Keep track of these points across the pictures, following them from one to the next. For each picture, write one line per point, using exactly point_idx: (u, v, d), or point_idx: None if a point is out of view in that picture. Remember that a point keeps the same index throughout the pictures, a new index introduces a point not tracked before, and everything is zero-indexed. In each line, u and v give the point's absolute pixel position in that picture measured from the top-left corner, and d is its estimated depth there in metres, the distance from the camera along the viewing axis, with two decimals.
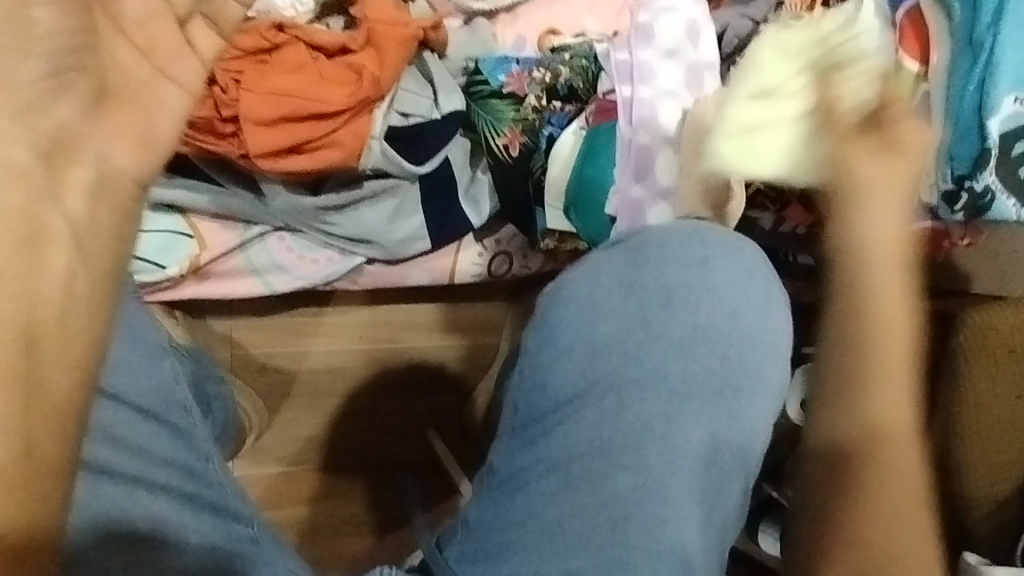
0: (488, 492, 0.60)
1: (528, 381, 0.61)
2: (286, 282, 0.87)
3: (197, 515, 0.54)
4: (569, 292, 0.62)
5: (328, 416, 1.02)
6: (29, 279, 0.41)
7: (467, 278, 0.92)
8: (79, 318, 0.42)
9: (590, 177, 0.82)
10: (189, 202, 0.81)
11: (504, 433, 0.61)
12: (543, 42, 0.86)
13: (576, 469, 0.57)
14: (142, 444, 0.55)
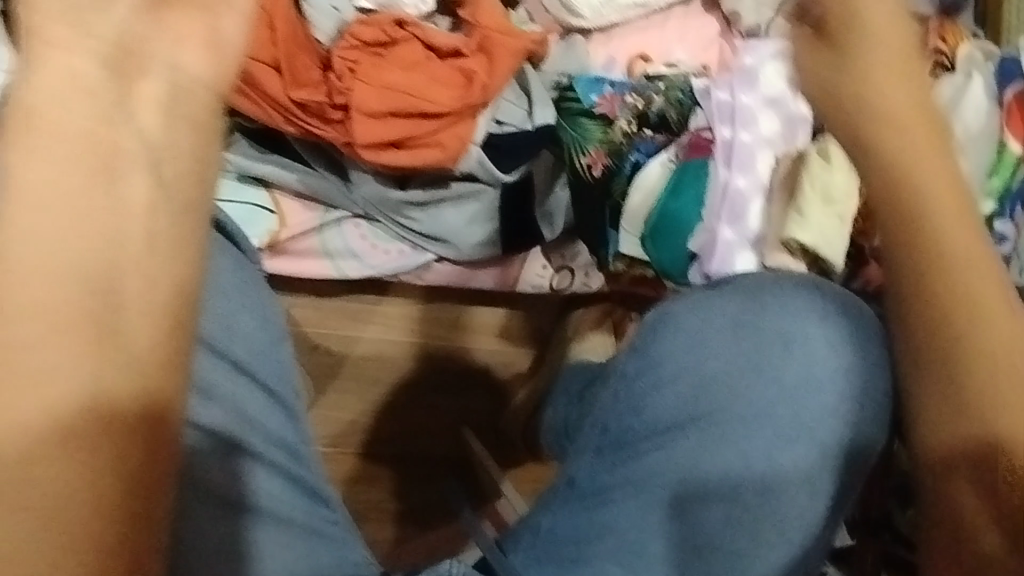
0: (567, 502, 0.65)
1: (626, 403, 0.66)
2: (357, 270, 0.88)
3: (291, 491, 0.56)
4: (676, 321, 0.67)
5: (371, 402, 1.04)
6: (112, 210, 0.37)
7: (529, 288, 0.93)
8: (138, 248, 0.37)
9: (673, 211, 0.82)
10: (277, 178, 0.82)
11: (588, 448, 0.67)
12: (635, 66, 0.87)
13: (660, 491, 0.63)
14: (257, 412, 0.57)
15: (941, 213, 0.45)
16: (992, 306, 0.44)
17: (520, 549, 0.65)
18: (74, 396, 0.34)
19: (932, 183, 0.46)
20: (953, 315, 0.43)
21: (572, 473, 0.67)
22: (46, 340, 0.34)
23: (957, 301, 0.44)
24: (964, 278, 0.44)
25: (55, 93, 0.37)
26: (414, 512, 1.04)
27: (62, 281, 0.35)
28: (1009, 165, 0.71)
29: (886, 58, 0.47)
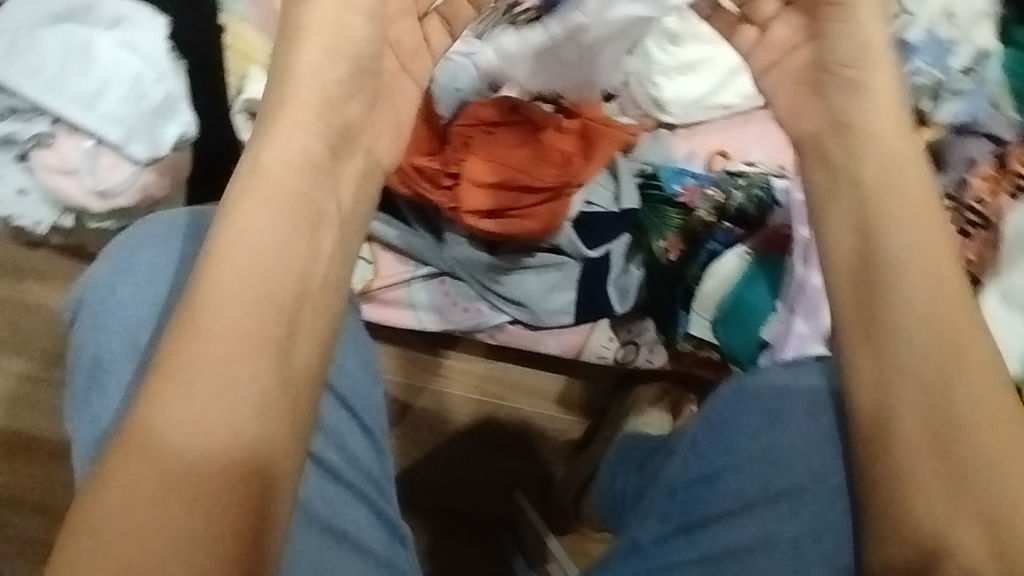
0: (626, 561, 0.70)
1: (699, 472, 0.70)
2: (436, 322, 0.94)
3: (376, 526, 0.54)
4: (752, 393, 0.71)
5: (428, 450, 1.08)
6: (307, 263, 0.49)
7: (592, 358, 0.96)
8: (314, 294, 0.49)
9: (746, 299, 0.86)
10: (379, 233, 0.90)
11: (654, 513, 0.71)
12: (714, 161, 0.92)
13: (729, 562, 0.67)
14: (355, 447, 0.55)
15: (911, 282, 0.53)
16: (960, 373, 0.52)
17: None
18: (258, 384, 0.45)
19: (925, 246, 0.54)
20: (927, 388, 0.52)
21: (639, 537, 0.71)
22: (242, 345, 0.46)
23: (909, 362, 0.53)
24: (904, 335, 0.53)
25: (283, 163, 0.50)
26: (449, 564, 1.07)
27: (263, 300, 0.47)
28: None
29: (907, 179, 0.56)
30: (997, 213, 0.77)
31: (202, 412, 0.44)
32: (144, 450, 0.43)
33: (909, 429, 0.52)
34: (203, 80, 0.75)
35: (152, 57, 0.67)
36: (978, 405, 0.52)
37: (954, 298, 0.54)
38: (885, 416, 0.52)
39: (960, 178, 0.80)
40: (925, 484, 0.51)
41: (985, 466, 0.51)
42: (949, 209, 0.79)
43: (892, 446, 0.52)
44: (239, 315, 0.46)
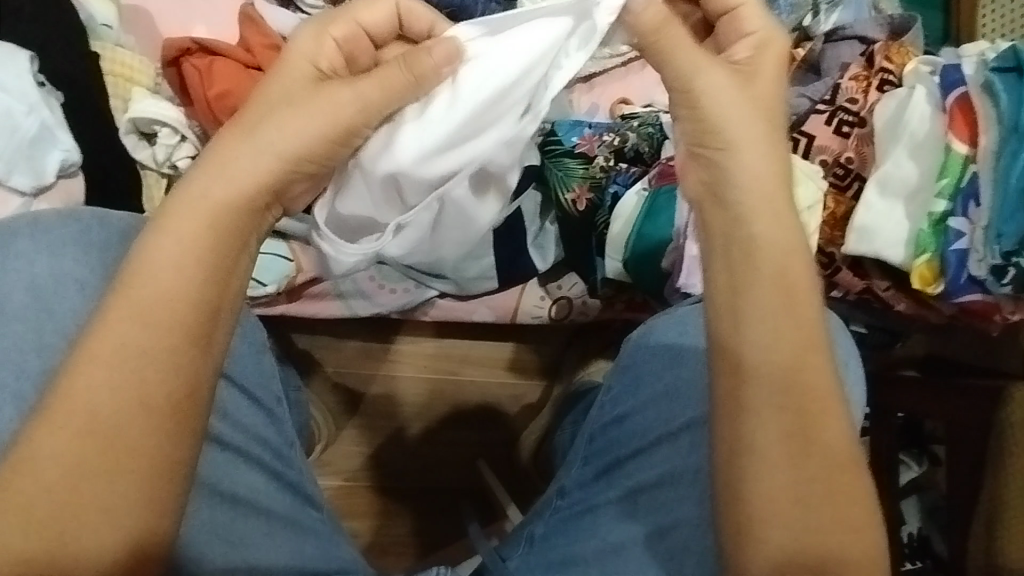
0: (555, 513, 0.67)
1: (609, 415, 0.68)
2: (366, 307, 0.96)
3: (280, 491, 0.62)
4: (656, 333, 0.68)
5: (386, 436, 1.08)
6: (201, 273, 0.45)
7: (528, 319, 0.99)
8: (195, 304, 0.45)
9: (649, 234, 0.87)
10: (293, 229, 0.91)
11: (577, 459, 0.69)
12: (615, 109, 0.96)
13: (643, 498, 0.63)
14: (254, 425, 0.62)
15: (764, 292, 0.49)
16: (809, 363, 0.48)
17: (516, 556, 0.67)
18: (168, 370, 0.44)
19: (778, 259, 0.49)
20: (786, 395, 0.47)
21: (562, 483, 0.68)
22: (134, 335, 0.44)
23: (764, 368, 0.48)
24: (762, 330, 0.48)
25: (232, 167, 0.49)
26: (427, 541, 1.08)
27: (186, 295, 0.45)
28: (956, 168, 0.73)
29: (760, 167, 0.51)
30: (868, 109, 0.79)
31: (126, 395, 0.43)
32: (64, 429, 0.42)
33: (759, 394, 0.47)
34: (78, 99, 0.76)
35: (18, 89, 0.71)
36: (825, 417, 0.48)
37: (795, 274, 0.49)
38: (754, 375, 0.48)
39: (834, 83, 0.81)
40: (776, 496, 0.46)
41: (819, 492, 0.47)
42: (824, 113, 0.80)
43: (751, 447, 0.47)
44: (156, 304, 0.44)
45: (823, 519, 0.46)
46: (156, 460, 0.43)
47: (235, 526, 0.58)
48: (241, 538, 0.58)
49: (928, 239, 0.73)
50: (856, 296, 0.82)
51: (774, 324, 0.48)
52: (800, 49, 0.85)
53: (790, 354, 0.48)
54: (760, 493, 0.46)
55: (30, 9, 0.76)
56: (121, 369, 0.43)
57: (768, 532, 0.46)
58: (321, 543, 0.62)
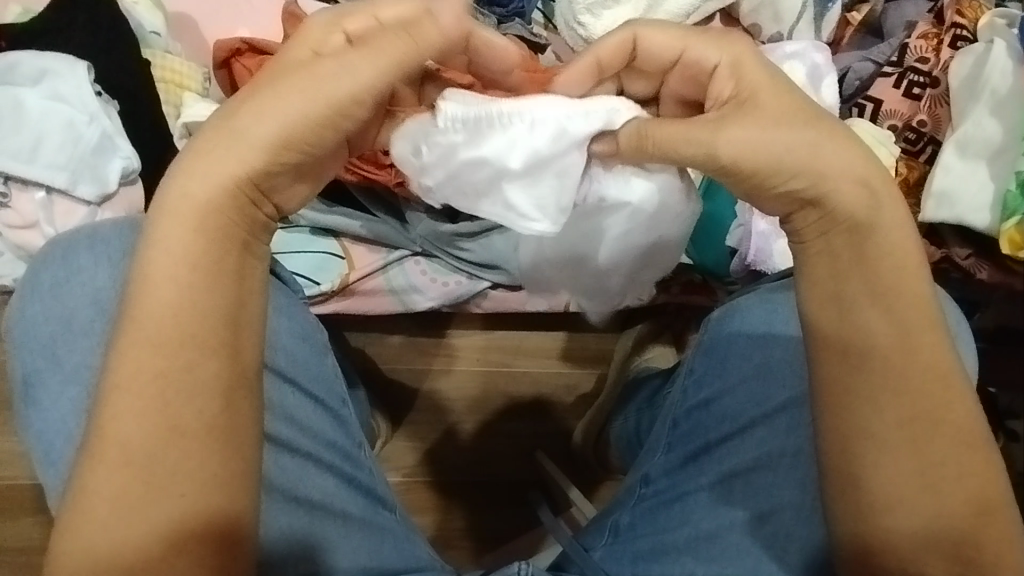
0: (640, 500, 0.66)
1: (693, 399, 0.66)
2: (420, 302, 0.95)
3: (353, 492, 0.61)
4: (741, 315, 0.66)
5: (443, 431, 1.07)
6: (211, 291, 0.46)
7: (582, 307, 0.96)
8: (207, 312, 0.46)
9: (712, 213, 0.84)
10: (345, 227, 0.91)
11: (659, 445, 0.67)
12: None
13: (738, 483, 0.62)
14: (321, 427, 0.61)
15: (871, 280, 0.47)
16: (912, 333, 0.47)
17: (601, 546, 0.65)
18: (200, 386, 0.45)
19: (885, 243, 0.47)
20: (888, 380, 0.47)
21: (646, 470, 0.67)
22: (155, 356, 0.45)
23: (876, 348, 0.47)
24: (870, 311, 0.47)
25: (216, 173, 0.46)
26: (486, 537, 1.06)
27: (194, 310, 0.46)
28: None
29: (853, 161, 0.47)
30: (941, 69, 0.76)
31: (156, 418, 0.44)
32: (107, 460, 0.44)
33: (883, 364, 0.47)
34: (133, 109, 0.77)
35: (79, 101, 0.73)
36: (939, 392, 0.47)
37: (898, 245, 0.47)
38: (858, 342, 0.47)
39: (900, 44, 0.77)
40: (898, 476, 0.46)
41: (942, 478, 0.46)
42: (892, 76, 0.77)
43: (865, 438, 0.47)
44: (173, 322, 0.45)
45: (957, 495, 0.46)
46: (214, 469, 0.45)
47: (327, 527, 0.58)
48: (321, 541, 0.57)
49: (1017, 200, 0.69)
50: (932, 268, 0.77)
51: (875, 307, 0.47)
52: (858, 13, 0.81)
53: (908, 318, 0.47)
54: (873, 478, 0.47)
55: (83, 23, 0.77)
56: (147, 396, 0.44)
57: (890, 519, 0.47)
58: (397, 544, 0.62)
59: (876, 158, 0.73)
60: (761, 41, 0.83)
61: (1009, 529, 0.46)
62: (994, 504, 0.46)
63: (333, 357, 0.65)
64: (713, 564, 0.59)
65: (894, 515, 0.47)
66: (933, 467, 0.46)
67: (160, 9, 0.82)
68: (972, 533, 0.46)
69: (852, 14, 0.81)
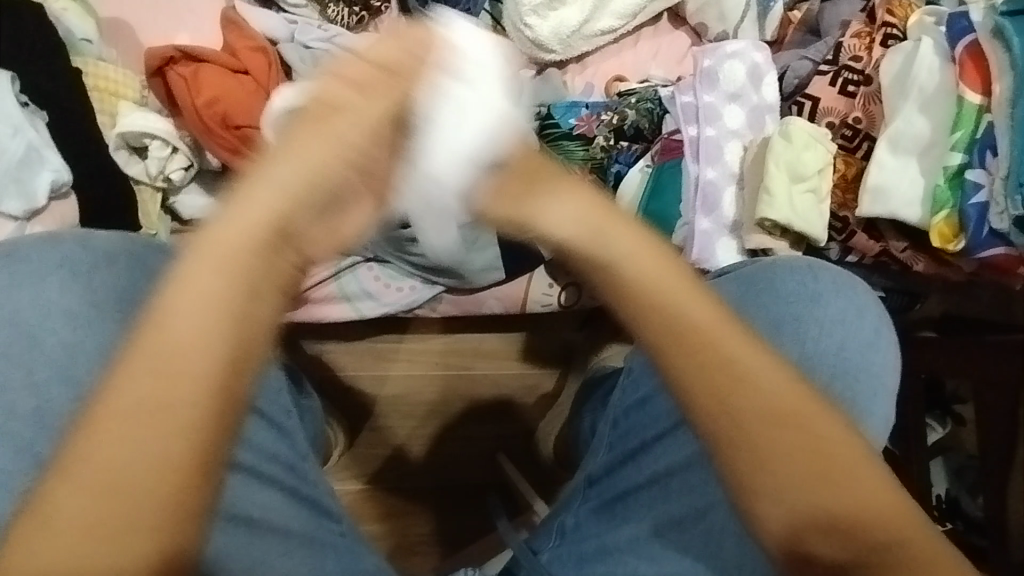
0: (588, 499, 0.66)
1: (633, 398, 0.67)
2: (373, 308, 0.95)
3: (297, 507, 0.60)
4: None
5: (402, 436, 1.06)
6: (235, 318, 0.37)
7: (537, 307, 0.97)
8: (192, 339, 0.37)
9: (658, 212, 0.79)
10: None
11: (602, 445, 0.67)
12: (611, 88, 0.84)
13: (675, 482, 0.62)
14: (264, 444, 0.61)
15: (712, 320, 0.43)
16: (766, 367, 0.43)
17: (548, 548, 0.65)
18: (183, 435, 0.36)
19: (668, 282, 0.43)
20: (764, 427, 0.43)
21: (589, 470, 0.67)
22: (150, 391, 0.37)
23: (750, 384, 0.43)
24: (721, 357, 0.42)
25: (251, 220, 0.37)
26: (449, 541, 1.06)
27: (193, 350, 0.37)
28: (971, 119, 0.71)
29: (586, 214, 0.44)
30: (873, 67, 0.77)
31: (147, 463, 0.36)
32: (77, 488, 0.36)
33: (763, 398, 0.43)
34: (64, 120, 0.74)
35: (2, 112, 0.70)
36: (810, 419, 0.44)
37: (674, 280, 0.43)
38: (736, 383, 0.43)
39: (835, 42, 0.79)
40: (795, 510, 0.43)
41: (827, 493, 0.43)
42: (828, 74, 0.78)
43: (759, 473, 0.43)
44: (185, 359, 0.37)
45: (860, 516, 0.43)
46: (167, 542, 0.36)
47: (257, 540, 0.57)
48: (257, 559, 0.57)
49: (945, 194, 0.71)
50: (873, 260, 0.79)
51: (722, 342, 0.43)
52: (799, 12, 0.84)
53: (756, 350, 0.43)
54: (777, 519, 0.43)
55: (9, 32, 0.74)
56: (133, 445, 0.36)
57: (811, 546, 0.43)
58: (342, 557, 0.60)
59: (813, 158, 0.74)
60: (708, 40, 0.85)
61: (917, 532, 0.44)
62: (905, 517, 0.44)
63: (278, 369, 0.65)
64: (652, 563, 0.61)
65: (809, 548, 0.43)
66: (836, 496, 0.43)
67: (90, 16, 0.80)
68: (884, 551, 0.43)
69: (795, 13, 0.84)
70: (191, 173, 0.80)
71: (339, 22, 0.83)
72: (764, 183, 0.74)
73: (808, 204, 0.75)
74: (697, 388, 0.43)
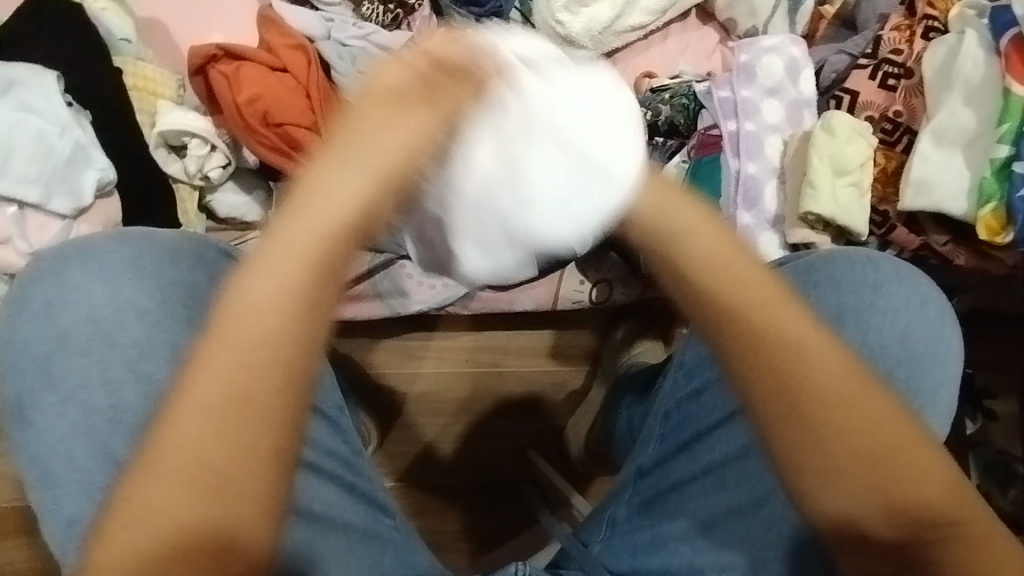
0: (640, 493, 0.67)
1: (685, 390, 0.66)
2: (407, 305, 0.95)
3: (353, 500, 0.60)
4: None
5: (434, 433, 1.07)
6: (275, 314, 0.40)
7: (569, 304, 0.98)
8: (269, 333, 0.40)
9: None
10: None
11: (652, 437, 0.67)
12: (641, 84, 0.82)
13: (731, 474, 0.63)
14: (328, 442, 0.60)
15: (780, 308, 0.46)
16: (828, 354, 0.46)
17: (599, 540, 0.67)
18: (263, 422, 0.40)
19: (741, 273, 0.46)
20: (828, 411, 0.45)
21: (640, 462, 0.67)
22: (227, 386, 0.40)
23: (815, 373, 0.45)
24: (778, 323, 0.46)
25: (320, 204, 0.41)
26: (482, 538, 1.06)
27: (273, 343, 0.40)
28: (1018, 111, 0.69)
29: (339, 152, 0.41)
30: (914, 60, 0.77)
31: (226, 447, 0.40)
32: (161, 474, 0.40)
33: (828, 384, 0.45)
34: (106, 119, 0.75)
35: (50, 112, 0.71)
36: (870, 406, 0.46)
37: (755, 283, 0.46)
38: (801, 368, 0.45)
39: (874, 36, 0.79)
40: (848, 488, 0.45)
41: (881, 471, 0.45)
42: (868, 67, 0.78)
43: (822, 455, 0.45)
44: (251, 354, 0.40)
45: (918, 504, 0.46)
46: (266, 500, 0.41)
47: (320, 537, 0.57)
48: (319, 554, 0.57)
49: (993, 186, 0.70)
50: (913, 255, 0.79)
51: (788, 330, 0.45)
52: (832, 7, 0.83)
53: (833, 347, 0.46)
54: (830, 498, 0.46)
55: (50, 32, 0.75)
56: (221, 416, 0.40)
57: (865, 526, 0.46)
58: (398, 552, 0.61)
59: (854, 153, 0.74)
60: (737, 35, 0.85)
61: (969, 514, 0.46)
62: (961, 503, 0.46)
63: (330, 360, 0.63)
64: (709, 553, 0.62)
65: (858, 522, 0.46)
66: (890, 481, 0.46)
67: (128, 15, 0.80)
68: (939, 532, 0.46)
69: (827, 7, 0.83)
70: (228, 172, 0.80)
71: (373, 20, 0.83)
72: (808, 177, 0.74)
73: (848, 198, 0.74)
74: (755, 369, 0.46)
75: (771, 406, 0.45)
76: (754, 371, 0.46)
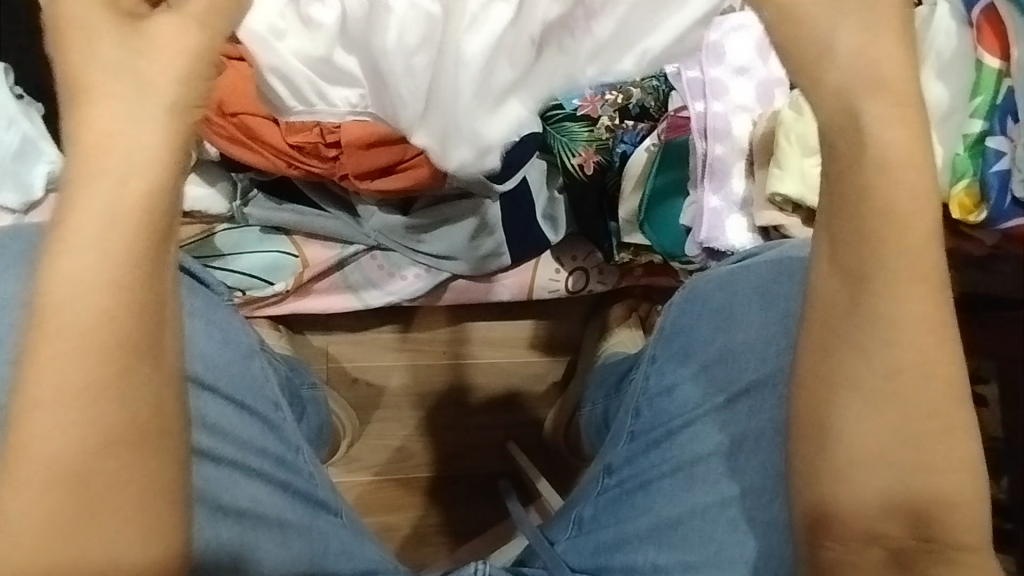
0: (606, 492, 0.65)
1: (654, 387, 0.66)
2: (378, 297, 0.94)
3: (291, 496, 0.60)
4: (703, 298, 0.66)
5: (413, 426, 1.05)
6: (96, 257, 0.34)
7: (545, 294, 0.95)
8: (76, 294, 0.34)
9: (663, 190, 0.82)
10: (296, 223, 0.88)
11: (622, 434, 0.67)
12: None
13: (697, 471, 0.61)
14: (249, 435, 0.60)
15: (886, 251, 0.39)
16: (915, 305, 0.40)
17: (564, 539, 0.66)
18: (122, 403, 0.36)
19: (907, 201, 0.39)
20: (885, 383, 0.41)
21: (608, 461, 0.66)
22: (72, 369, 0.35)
23: (886, 330, 0.41)
24: (892, 295, 0.40)
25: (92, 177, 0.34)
26: (461, 531, 1.05)
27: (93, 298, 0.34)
28: (990, 84, 0.69)
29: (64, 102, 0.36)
30: None
31: (74, 437, 0.35)
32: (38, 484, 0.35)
33: (905, 339, 0.41)
34: None
35: None
36: (930, 378, 0.41)
37: (913, 213, 0.39)
38: (880, 325, 0.41)
39: None
40: (872, 469, 0.42)
41: (913, 458, 0.42)
42: None
43: (865, 432, 0.42)
44: (89, 330, 0.34)
45: (939, 499, 0.42)
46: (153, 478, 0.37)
47: (262, 529, 0.57)
48: (252, 548, 0.55)
49: (965, 163, 0.69)
50: None
51: (912, 274, 0.40)
52: None
53: (932, 298, 0.41)
54: (855, 481, 0.42)
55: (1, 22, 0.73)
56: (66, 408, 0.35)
57: (884, 523, 0.43)
58: (344, 543, 0.61)
59: None
60: None
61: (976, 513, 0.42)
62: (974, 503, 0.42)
63: (261, 359, 0.65)
64: (674, 553, 0.60)
65: (852, 504, 0.43)
66: (910, 469, 0.42)
67: None
68: (935, 531, 0.42)
69: None
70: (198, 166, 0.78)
71: None
72: (776, 158, 0.73)
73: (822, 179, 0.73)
74: (838, 315, 0.41)
75: (831, 366, 0.42)
76: (837, 317, 0.41)
